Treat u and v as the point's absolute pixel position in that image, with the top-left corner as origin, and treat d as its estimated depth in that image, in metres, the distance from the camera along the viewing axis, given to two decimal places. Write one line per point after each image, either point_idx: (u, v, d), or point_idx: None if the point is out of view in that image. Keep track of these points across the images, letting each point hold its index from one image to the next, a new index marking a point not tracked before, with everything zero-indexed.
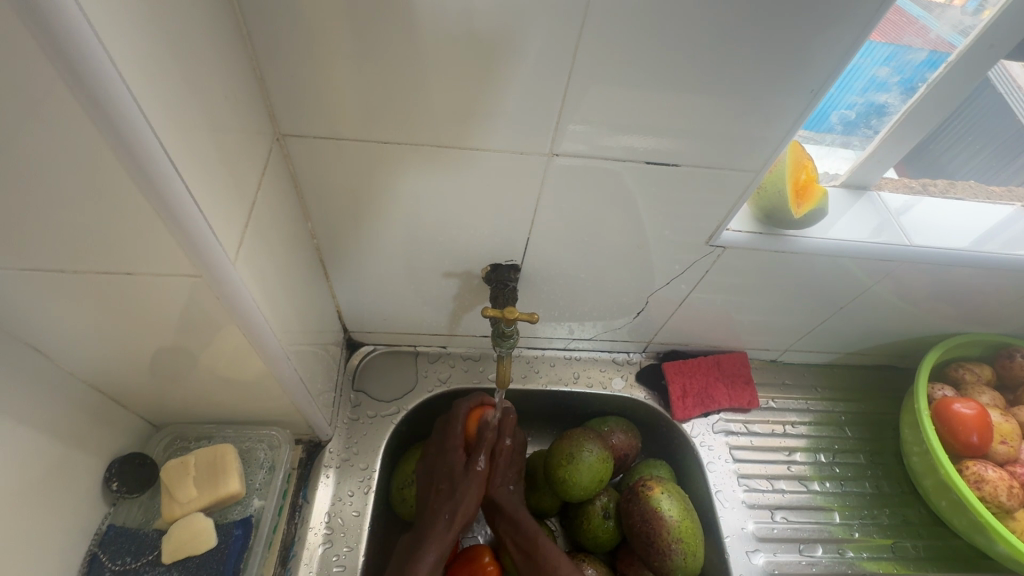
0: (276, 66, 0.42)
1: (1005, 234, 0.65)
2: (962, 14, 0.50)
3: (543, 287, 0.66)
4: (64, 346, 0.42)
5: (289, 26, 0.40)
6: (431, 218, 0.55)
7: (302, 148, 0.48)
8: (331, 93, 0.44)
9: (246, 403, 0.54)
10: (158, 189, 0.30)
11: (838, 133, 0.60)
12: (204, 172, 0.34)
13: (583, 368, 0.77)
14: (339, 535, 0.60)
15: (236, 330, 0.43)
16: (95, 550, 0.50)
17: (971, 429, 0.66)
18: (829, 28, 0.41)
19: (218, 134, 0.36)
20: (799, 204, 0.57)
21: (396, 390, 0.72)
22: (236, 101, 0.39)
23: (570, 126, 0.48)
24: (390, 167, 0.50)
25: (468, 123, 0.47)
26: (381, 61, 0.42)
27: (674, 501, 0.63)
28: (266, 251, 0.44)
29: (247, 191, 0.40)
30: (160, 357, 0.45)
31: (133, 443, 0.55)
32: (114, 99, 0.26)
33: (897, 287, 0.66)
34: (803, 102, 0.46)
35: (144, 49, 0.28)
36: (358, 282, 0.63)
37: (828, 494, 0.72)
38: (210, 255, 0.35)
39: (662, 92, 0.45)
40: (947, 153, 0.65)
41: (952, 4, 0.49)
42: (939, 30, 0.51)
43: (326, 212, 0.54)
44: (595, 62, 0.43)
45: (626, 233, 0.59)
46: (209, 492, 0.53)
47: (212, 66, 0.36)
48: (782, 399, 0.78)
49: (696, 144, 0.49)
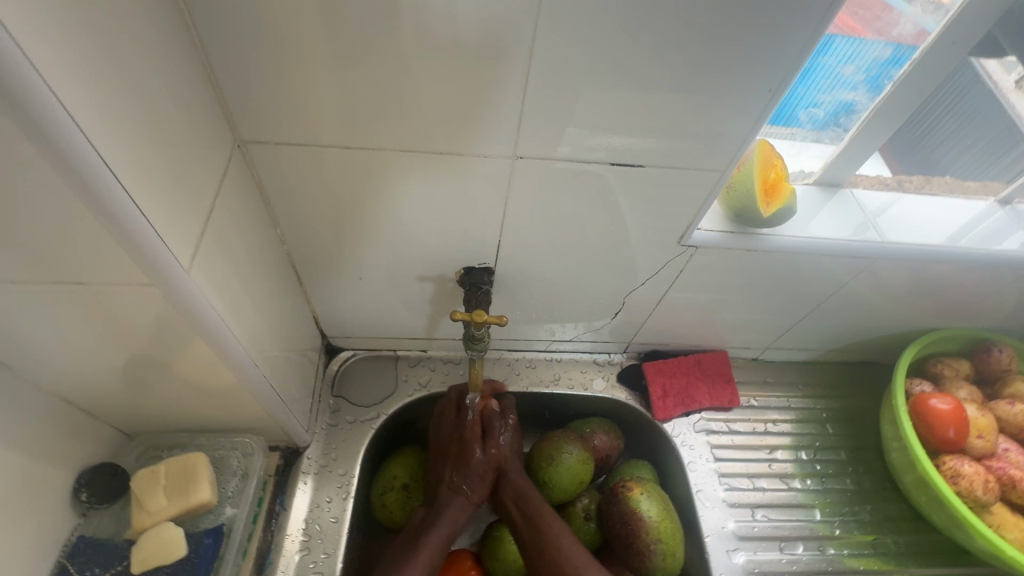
0: (235, 74, 0.42)
1: (978, 230, 0.65)
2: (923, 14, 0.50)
3: (519, 289, 0.66)
4: (26, 359, 0.42)
5: (245, 34, 0.40)
6: (401, 222, 0.55)
7: (266, 154, 0.48)
8: (291, 99, 0.44)
9: (218, 412, 0.54)
10: (102, 201, 0.30)
11: (808, 129, 0.60)
12: (151, 181, 0.34)
13: (564, 369, 0.77)
14: (317, 541, 0.60)
15: (198, 339, 0.42)
16: (64, 561, 0.50)
17: (947, 424, 0.66)
18: (783, 27, 0.41)
19: (167, 142, 0.36)
20: (766, 202, 0.58)
21: (376, 394, 0.72)
22: (190, 110, 0.39)
23: (533, 128, 0.48)
24: (356, 171, 0.50)
25: (431, 128, 0.47)
26: (338, 66, 0.42)
27: (653, 501, 0.62)
28: (228, 259, 0.44)
29: (203, 199, 0.40)
30: (124, 367, 0.45)
31: (105, 453, 0.54)
32: (48, 114, 0.26)
33: (872, 283, 0.67)
34: (763, 101, 0.47)
35: (81, 60, 0.28)
36: (333, 287, 0.63)
37: (809, 490, 0.72)
38: (160, 264, 0.35)
39: (622, 93, 0.45)
40: (933, 149, 0.66)
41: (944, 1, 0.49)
42: (913, 11, 0.50)
43: (296, 218, 0.54)
44: (554, 65, 0.43)
45: (598, 235, 0.59)
46: (180, 500, 0.53)
47: (159, 73, 0.35)
48: (763, 398, 0.79)
49: (660, 145, 0.50)
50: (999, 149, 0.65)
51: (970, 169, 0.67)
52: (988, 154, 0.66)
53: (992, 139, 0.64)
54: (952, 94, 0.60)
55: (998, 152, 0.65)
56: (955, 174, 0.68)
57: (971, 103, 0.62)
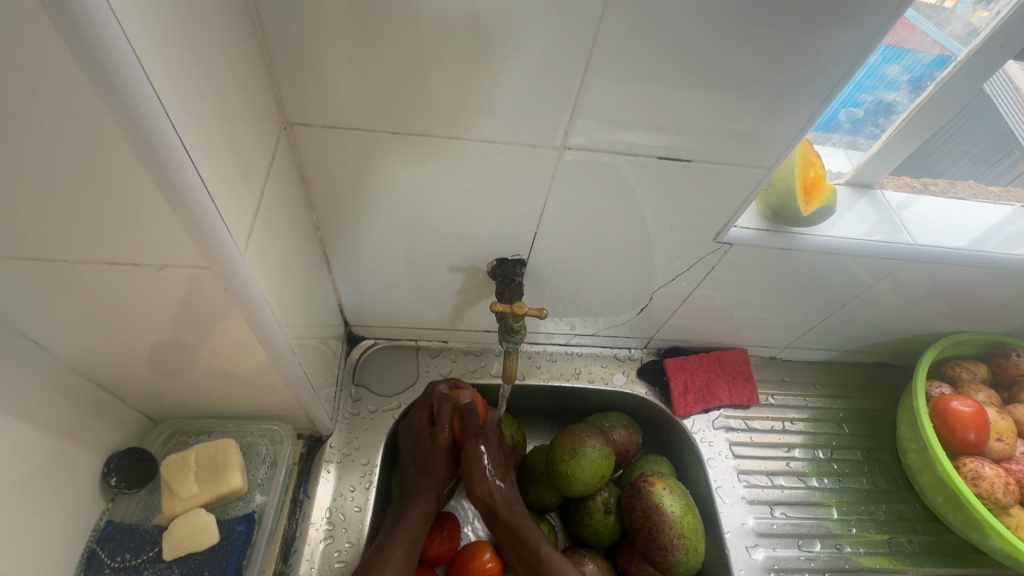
0: (287, 53, 0.41)
1: (1005, 233, 0.65)
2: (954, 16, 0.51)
3: (549, 282, 0.65)
4: (64, 339, 0.41)
5: (300, 11, 0.39)
6: (437, 211, 0.55)
7: (308, 137, 0.47)
8: (341, 81, 0.43)
9: (248, 397, 0.53)
10: (169, 176, 0.30)
11: (845, 131, 0.60)
12: (215, 159, 0.33)
13: (585, 364, 0.77)
14: (341, 530, 0.60)
15: (242, 323, 0.42)
16: (93, 546, 0.49)
17: (969, 426, 0.67)
18: (845, 25, 0.41)
19: (226, 122, 0.35)
20: (807, 201, 0.58)
21: (397, 384, 0.71)
22: (246, 90, 0.38)
23: (582, 119, 0.47)
24: (396, 158, 0.49)
25: (478, 113, 0.46)
26: (392, 51, 0.41)
27: (675, 496, 0.63)
28: (273, 244, 0.44)
29: (255, 182, 0.40)
30: (160, 349, 0.44)
31: (132, 437, 0.54)
32: (128, 80, 0.26)
33: (895, 286, 0.67)
34: (818, 99, 0.46)
35: (158, 35, 0.27)
36: (361, 275, 0.63)
37: (826, 489, 0.72)
38: (218, 245, 0.35)
39: (678, 87, 0.45)
40: (930, 155, 0.64)
41: (946, 6, 0.50)
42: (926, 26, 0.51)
43: (331, 203, 0.53)
44: (615, 50, 0.42)
45: (632, 229, 0.58)
46: (211, 487, 0.53)
47: (222, 52, 0.34)
48: (781, 396, 0.79)
49: (709, 140, 0.49)
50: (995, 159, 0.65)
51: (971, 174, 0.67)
52: (988, 162, 0.66)
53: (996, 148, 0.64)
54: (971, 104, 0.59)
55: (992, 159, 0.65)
56: (951, 178, 0.68)
57: (977, 109, 0.60)
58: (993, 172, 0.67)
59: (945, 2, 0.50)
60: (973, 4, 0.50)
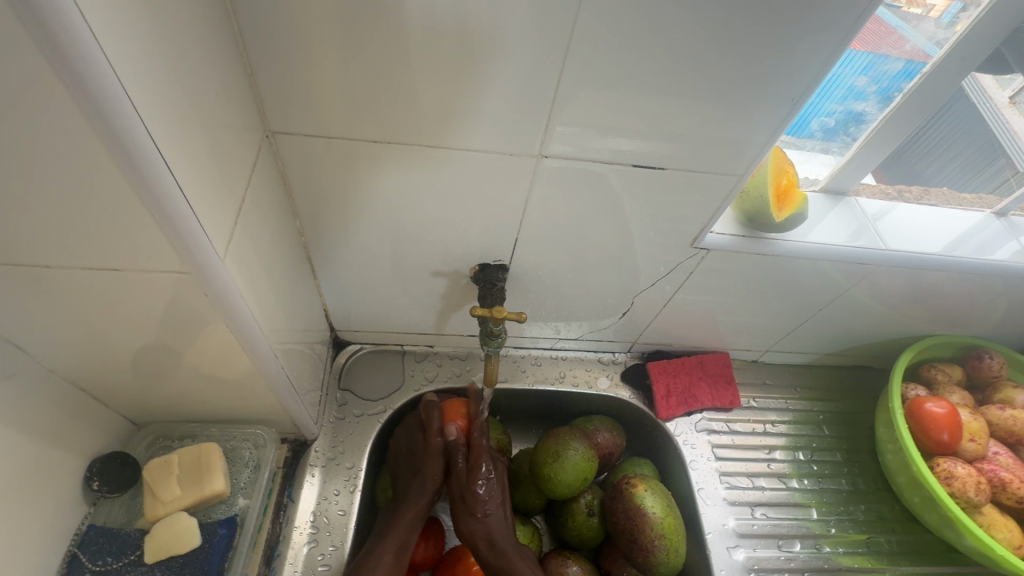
0: (268, 63, 0.42)
1: (976, 239, 0.67)
2: (936, 27, 0.52)
3: (531, 287, 0.66)
4: (46, 345, 0.42)
5: (281, 23, 0.40)
6: (420, 217, 0.56)
7: (291, 145, 0.48)
8: (322, 89, 0.44)
9: (231, 402, 0.54)
10: (148, 184, 0.31)
11: (818, 139, 0.62)
12: (195, 167, 0.34)
13: (569, 368, 0.78)
14: (325, 534, 0.60)
15: (224, 328, 0.42)
16: (75, 550, 0.49)
17: (942, 427, 0.68)
18: (809, 37, 0.42)
19: (207, 130, 0.36)
20: (779, 208, 0.59)
21: (383, 388, 0.72)
22: (228, 98, 0.39)
23: (558, 127, 0.48)
24: (377, 165, 0.50)
25: (456, 121, 0.47)
26: (371, 61, 0.42)
27: (657, 498, 0.63)
28: (255, 249, 0.45)
29: (236, 188, 0.40)
30: (143, 354, 0.45)
31: (115, 442, 0.54)
32: (106, 91, 0.26)
33: (871, 290, 0.69)
34: (785, 109, 0.48)
35: (136, 46, 0.28)
36: (345, 280, 0.63)
37: (806, 491, 0.74)
38: (198, 251, 0.35)
39: (649, 97, 0.46)
40: (913, 158, 0.65)
41: (930, 16, 0.51)
42: (904, 30, 0.51)
43: (315, 210, 0.54)
44: (588, 60, 0.43)
45: (613, 235, 0.60)
46: (193, 491, 0.53)
47: (202, 61, 0.35)
48: (763, 399, 0.80)
49: (682, 148, 0.51)
50: (978, 166, 0.67)
51: (954, 180, 0.68)
52: (971, 169, 0.67)
53: (977, 151, 0.65)
54: (948, 110, 0.60)
55: (975, 166, 0.67)
56: (931, 184, 0.69)
57: (959, 114, 0.61)
58: (976, 180, 0.68)
59: (930, 11, 0.51)
60: (956, 15, 0.51)
